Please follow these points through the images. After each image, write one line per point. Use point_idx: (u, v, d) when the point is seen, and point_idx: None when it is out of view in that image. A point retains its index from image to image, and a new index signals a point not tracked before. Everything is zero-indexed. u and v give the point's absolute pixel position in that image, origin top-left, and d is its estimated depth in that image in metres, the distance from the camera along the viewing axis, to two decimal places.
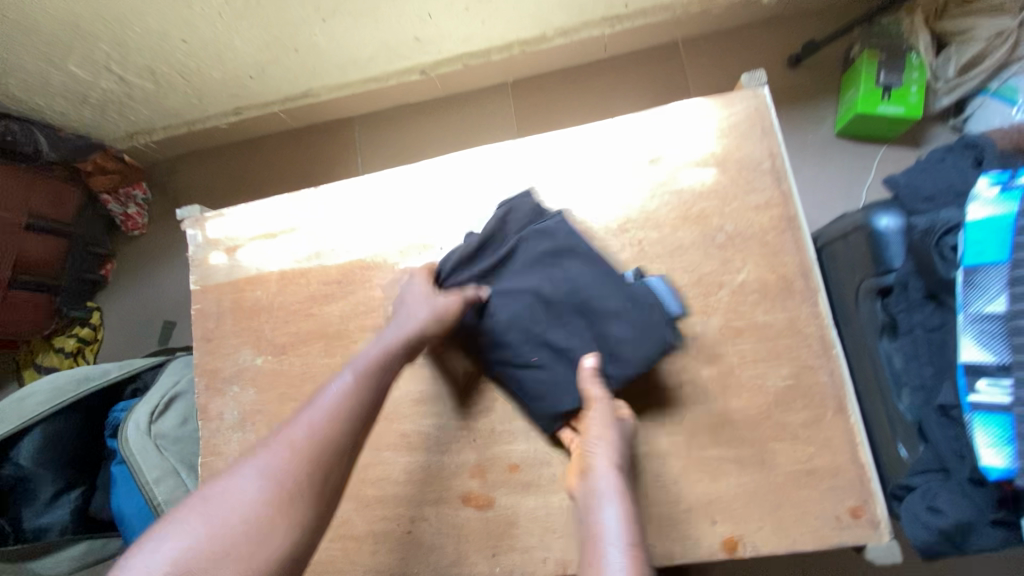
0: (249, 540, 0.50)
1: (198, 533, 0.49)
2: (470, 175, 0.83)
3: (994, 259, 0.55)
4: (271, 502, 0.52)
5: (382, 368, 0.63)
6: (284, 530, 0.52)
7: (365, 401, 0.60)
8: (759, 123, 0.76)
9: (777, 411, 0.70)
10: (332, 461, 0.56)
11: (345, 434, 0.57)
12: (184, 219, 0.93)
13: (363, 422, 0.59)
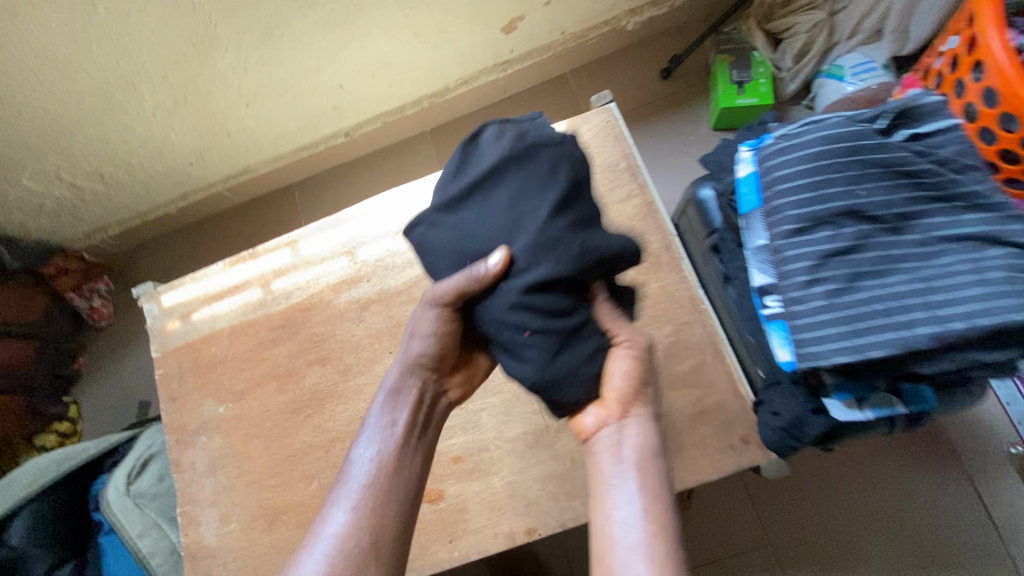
0: None
1: None
2: (383, 214, 0.97)
3: (752, 205, 0.76)
4: None
5: (387, 455, 0.66)
6: None
7: (389, 497, 0.65)
8: (611, 131, 0.91)
9: (667, 365, 0.81)
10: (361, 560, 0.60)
11: (372, 526, 0.63)
12: (139, 296, 1.03)
13: (392, 512, 0.64)
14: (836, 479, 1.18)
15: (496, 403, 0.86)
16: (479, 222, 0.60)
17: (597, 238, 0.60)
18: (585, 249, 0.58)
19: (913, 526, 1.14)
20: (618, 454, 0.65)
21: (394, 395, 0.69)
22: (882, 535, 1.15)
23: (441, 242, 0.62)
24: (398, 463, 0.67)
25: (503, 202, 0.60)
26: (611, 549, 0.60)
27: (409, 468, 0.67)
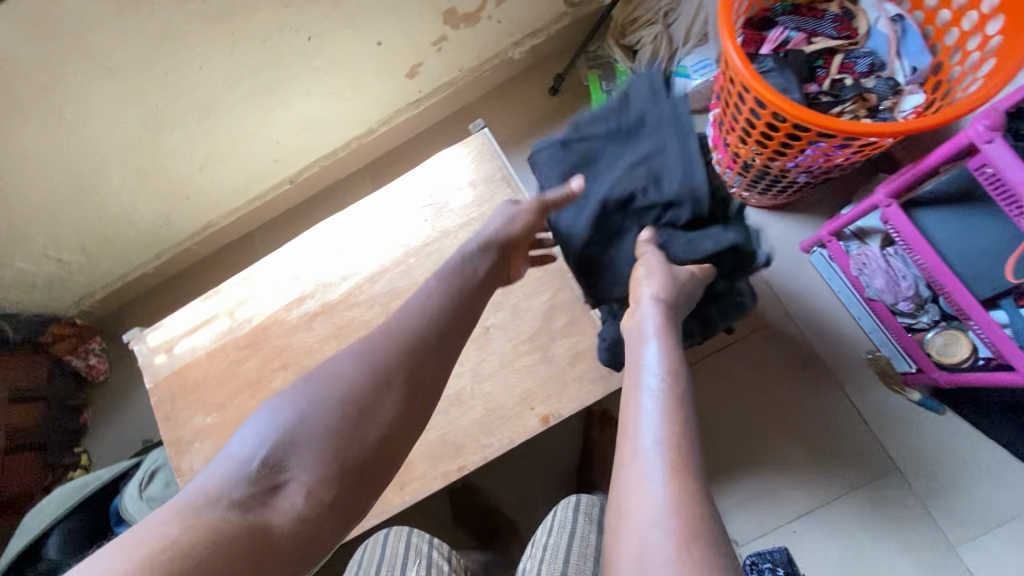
0: (354, 390, 0.70)
1: (315, 391, 0.70)
2: (319, 241, 1.20)
3: None
4: (366, 372, 0.71)
5: (463, 264, 0.85)
6: (386, 382, 0.71)
7: (453, 296, 0.81)
8: (489, 151, 1.19)
9: (548, 324, 1.07)
10: (425, 341, 0.76)
11: (439, 315, 0.78)
12: (129, 340, 1.26)
13: (454, 305, 0.80)
14: (746, 404, 1.41)
15: None
16: (581, 157, 0.95)
17: (665, 186, 0.86)
18: (651, 185, 0.87)
19: (796, 426, 1.38)
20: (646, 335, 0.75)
21: (480, 244, 0.87)
22: (774, 436, 1.38)
23: (552, 160, 0.96)
24: (460, 284, 0.82)
25: (604, 146, 0.94)
26: (630, 411, 0.68)
27: (477, 283, 0.84)
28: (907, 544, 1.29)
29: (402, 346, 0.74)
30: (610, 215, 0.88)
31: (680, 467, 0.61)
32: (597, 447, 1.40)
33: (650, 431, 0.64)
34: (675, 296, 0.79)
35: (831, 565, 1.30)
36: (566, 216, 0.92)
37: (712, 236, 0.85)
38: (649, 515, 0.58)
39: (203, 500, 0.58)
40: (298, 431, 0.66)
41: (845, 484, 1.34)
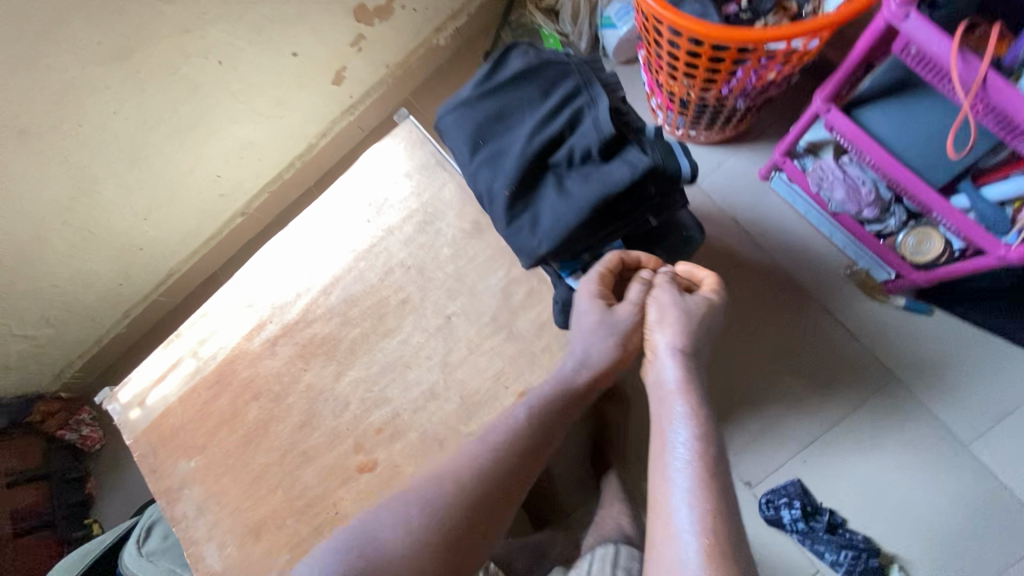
0: (455, 491, 0.92)
1: (427, 486, 0.93)
2: (267, 263, 1.16)
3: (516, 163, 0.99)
4: (465, 483, 0.92)
5: (565, 377, 0.95)
6: (478, 487, 0.92)
7: (542, 415, 0.94)
8: (418, 137, 1.14)
9: (507, 300, 1.05)
10: (518, 457, 0.93)
11: (529, 431, 0.94)
12: (102, 401, 1.24)
13: (543, 425, 0.94)
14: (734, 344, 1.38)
15: (395, 376, 1.07)
16: (494, 112, 0.83)
17: (585, 131, 0.79)
18: (571, 133, 0.80)
19: (790, 356, 1.35)
20: (676, 391, 0.86)
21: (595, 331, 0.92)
22: (768, 371, 1.36)
23: (462, 119, 0.84)
24: (550, 404, 0.95)
25: (517, 100, 0.84)
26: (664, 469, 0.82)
27: (570, 397, 0.95)
28: (921, 454, 1.26)
29: (498, 471, 0.92)
30: (532, 166, 0.79)
31: (711, 548, 0.73)
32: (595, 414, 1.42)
33: (681, 500, 0.78)
34: (692, 341, 0.88)
35: (848, 487, 1.28)
36: (486, 175, 0.80)
37: (628, 167, 0.76)
38: (684, 560, 0.74)
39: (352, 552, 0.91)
40: (409, 520, 0.92)
41: (848, 405, 1.31)
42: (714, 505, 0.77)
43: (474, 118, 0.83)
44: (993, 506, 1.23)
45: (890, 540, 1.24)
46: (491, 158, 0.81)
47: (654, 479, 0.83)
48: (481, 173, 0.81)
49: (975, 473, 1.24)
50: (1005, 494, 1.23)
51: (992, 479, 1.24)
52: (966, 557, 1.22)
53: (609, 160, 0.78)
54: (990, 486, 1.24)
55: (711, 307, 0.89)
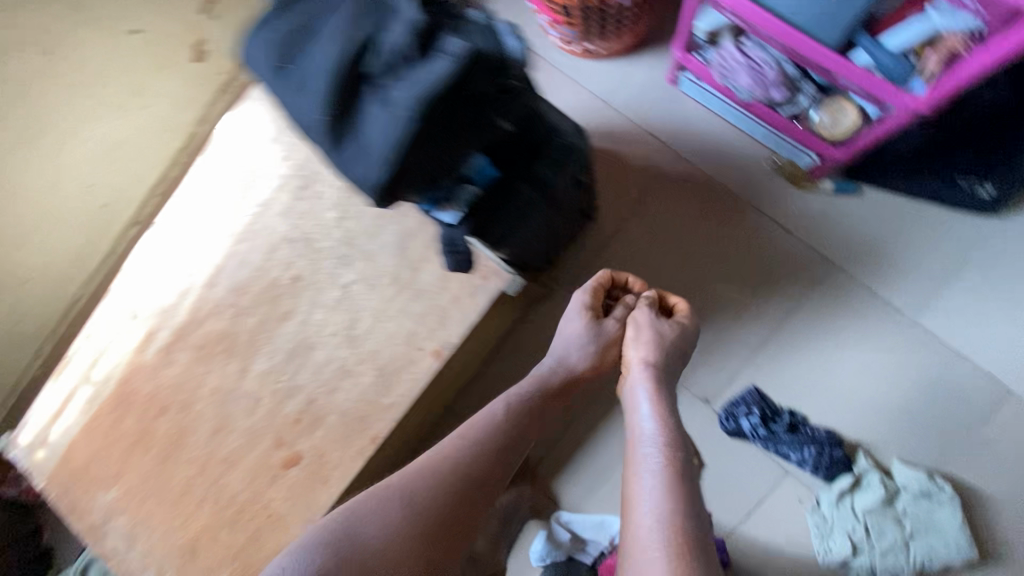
0: (436, 478, 0.89)
1: (410, 471, 0.90)
2: (144, 266, 1.05)
3: None
4: (448, 473, 0.89)
5: (544, 377, 1.02)
6: (458, 475, 0.90)
7: (525, 408, 0.99)
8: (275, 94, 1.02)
9: (405, 255, 0.95)
10: (502, 446, 0.95)
11: (512, 425, 0.96)
12: (4, 447, 1.13)
13: (524, 419, 0.98)
14: (665, 258, 1.33)
15: (304, 360, 0.98)
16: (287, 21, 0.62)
17: (399, 24, 0.60)
18: (383, 29, 0.60)
19: (726, 261, 1.30)
20: (646, 393, 0.93)
21: (580, 339, 1.03)
22: (705, 280, 1.30)
23: (253, 38, 0.64)
24: (533, 400, 1.00)
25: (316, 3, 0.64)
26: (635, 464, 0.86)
27: (552, 395, 1.02)
28: (869, 335, 1.23)
29: (484, 462, 0.92)
30: (340, 76, 0.59)
31: (677, 543, 0.75)
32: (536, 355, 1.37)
33: (649, 493, 0.81)
34: (663, 357, 0.97)
35: (803, 385, 1.25)
36: (293, 102, 0.61)
37: (453, 59, 0.58)
38: (648, 542, 0.76)
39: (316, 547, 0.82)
40: (388, 507, 0.85)
41: (790, 302, 1.27)
42: (679, 506, 0.79)
43: (266, 33, 0.62)
44: (947, 374, 1.20)
45: (852, 428, 1.22)
46: (292, 80, 0.61)
47: (627, 472, 0.87)
48: (288, 102, 0.62)
49: (925, 344, 1.21)
50: (959, 359, 1.19)
51: (943, 347, 1.20)
52: (928, 429, 1.19)
53: (426, 53, 0.59)
54: (947, 356, 1.20)
55: (681, 332, 0.99)
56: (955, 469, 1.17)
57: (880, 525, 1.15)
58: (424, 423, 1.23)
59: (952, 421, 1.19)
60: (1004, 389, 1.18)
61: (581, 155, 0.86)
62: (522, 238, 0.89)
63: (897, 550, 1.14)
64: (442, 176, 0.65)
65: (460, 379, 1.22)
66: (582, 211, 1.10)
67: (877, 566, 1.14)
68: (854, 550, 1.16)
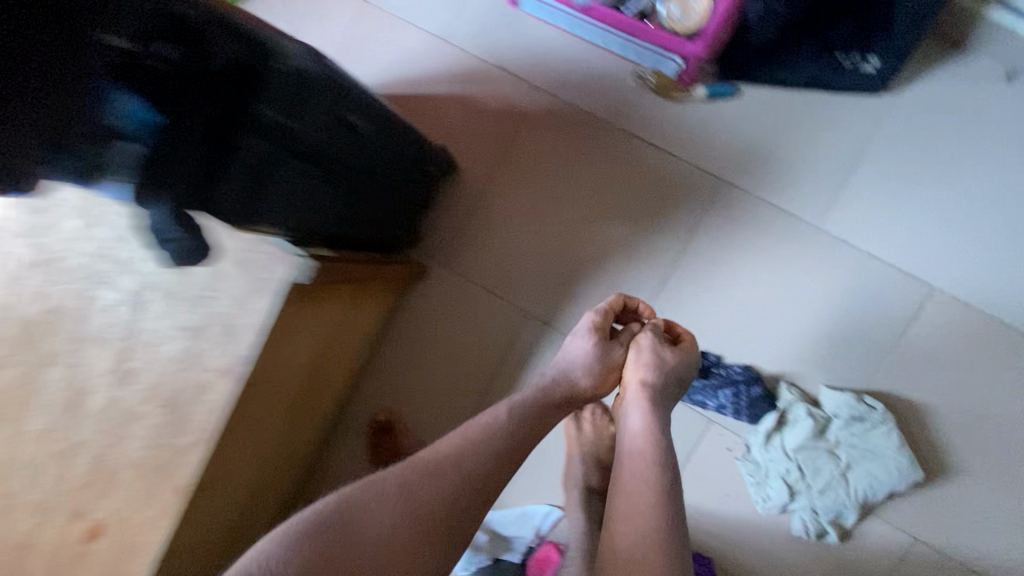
0: (448, 480, 0.65)
1: (415, 468, 0.66)
2: None
3: None
4: (462, 477, 0.66)
5: (545, 384, 0.80)
6: (472, 478, 0.66)
7: (534, 410, 0.76)
8: None
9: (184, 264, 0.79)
10: (518, 446, 0.72)
11: (523, 431, 0.73)
12: None
13: (536, 426, 0.75)
14: (529, 206, 1.16)
15: (76, 412, 0.76)
16: None
17: None
18: None
19: (600, 198, 1.13)
20: (643, 420, 0.77)
21: (582, 356, 0.83)
22: (579, 223, 1.14)
23: None
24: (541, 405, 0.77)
25: None
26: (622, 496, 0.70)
27: (558, 404, 0.79)
28: (774, 254, 1.08)
29: (497, 470, 0.69)
30: None
31: None
32: (409, 342, 1.22)
33: (639, 535, 0.65)
34: (665, 384, 0.82)
35: (711, 324, 1.10)
36: None
37: None
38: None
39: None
40: (386, 517, 0.61)
41: (683, 232, 1.11)
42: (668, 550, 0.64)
43: None
44: (863, 280, 1.06)
45: (770, 362, 1.08)
46: None
47: (613, 502, 0.70)
48: None
49: (834, 252, 1.07)
50: (870, 261, 1.06)
51: (853, 251, 1.06)
52: (851, 346, 1.06)
53: None
54: (863, 262, 1.06)
55: (690, 362, 0.85)
56: (885, 384, 1.05)
57: (815, 461, 1.03)
58: (291, 447, 1.06)
59: (875, 332, 1.05)
60: (926, 286, 1.04)
61: (324, 83, 0.75)
62: (288, 191, 0.80)
63: (837, 485, 1.02)
64: (70, 122, 0.55)
65: (316, 389, 1.04)
66: (409, 162, 1.01)
67: (818, 506, 1.02)
68: (793, 494, 1.04)
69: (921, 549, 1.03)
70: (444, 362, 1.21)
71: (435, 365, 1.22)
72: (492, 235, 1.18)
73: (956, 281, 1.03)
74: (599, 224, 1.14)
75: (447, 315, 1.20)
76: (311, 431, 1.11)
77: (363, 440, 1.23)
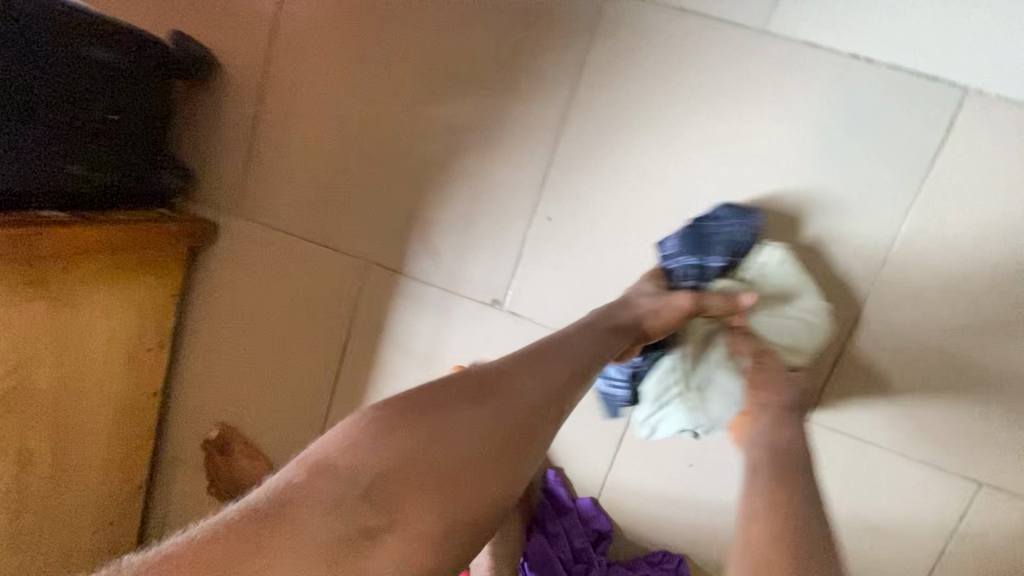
0: (458, 428, 0.43)
1: (422, 404, 0.44)
2: None
3: None
4: (467, 423, 0.44)
5: (546, 343, 0.53)
6: (487, 431, 0.44)
7: (553, 361, 0.51)
8: None
9: None
10: (542, 396, 0.48)
11: (540, 381, 0.49)
12: None
13: (555, 381, 0.50)
14: (335, 97, 0.77)
15: None
16: None
17: None
18: None
19: (433, 65, 0.74)
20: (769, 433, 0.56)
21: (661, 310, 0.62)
22: (413, 111, 0.75)
23: None
24: (560, 367, 0.51)
25: None
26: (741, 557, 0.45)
27: (580, 364, 0.53)
28: (709, 93, 0.68)
29: (520, 419, 0.46)
30: None
31: None
32: (223, 333, 0.86)
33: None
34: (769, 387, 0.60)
35: (632, 220, 0.72)
36: None
37: None
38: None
39: (332, 460, 0.40)
40: (394, 459, 0.41)
41: (566, 86, 0.71)
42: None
43: None
44: (856, 96, 0.65)
45: None
46: None
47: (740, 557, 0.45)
48: None
49: (801, 65, 0.66)
50: (861, 66, 0.65)
51: (837, 55, 0.65)
52: (848, 212, 0.67)
53: None
54: (849, 76, 0.65)
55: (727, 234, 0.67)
56: (907, 259, 0.66)
57: (715, 363, 0.68)
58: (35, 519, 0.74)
59: (884, 183, 0.65)
60: (957, 90, 0.63)
61: None
62: None
63: (728, 395, 0.66)
64: None
65: (43, 427, 0.71)
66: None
67: (695, 420, 0.68)
68: (664, 402, 0.69)
69: (985, 495, 0.68)
70: (276, 350, 0.85)
71: (265, 355, 0.85)
72: (294, 153, 0.79)
73: (1005, 60, 0.62)
74: (438, 103, 0.75)
75: (261, 284, 0.83)
76: (81, 487, 0.79)
77: (202, 472, 0.90)
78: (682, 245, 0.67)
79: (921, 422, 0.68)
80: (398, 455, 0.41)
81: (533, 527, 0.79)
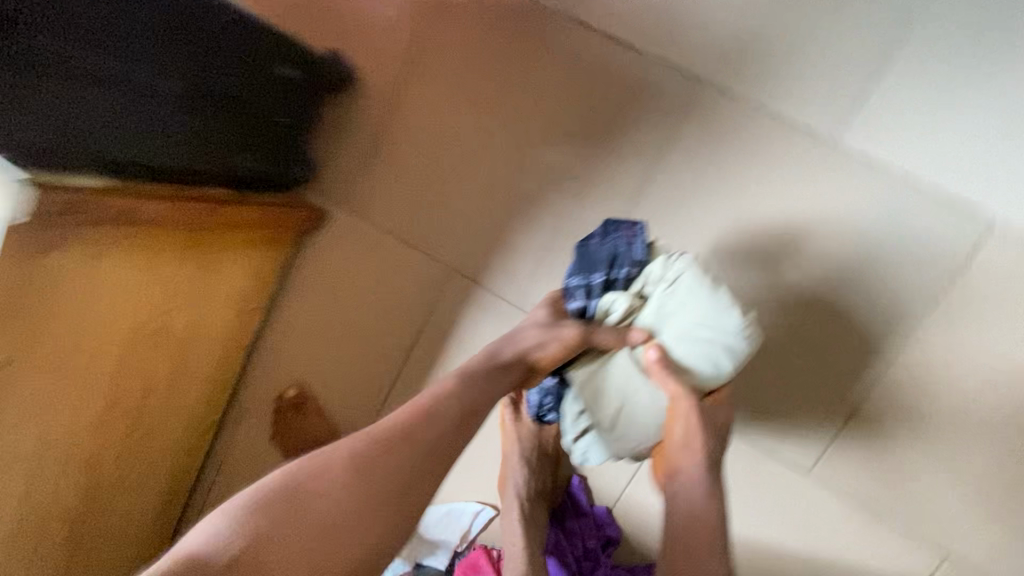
0: (335, 492, 0.53)
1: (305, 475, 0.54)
2: None
3: None
4: (347, 484, 0.53)
5: (441, 390, 0.62)
6: (363, 491, 0.53)
7: (448, 405, 0.61)
8: None
9: None
10: (427, 443, 0.57)
11: (433, 429, 0.58)
12: None
13: (444, 426, 0.59)
14: (452, 125, 0.89)
15: None
16: None
17: None
18: None
19: (542, 114, 0.86)
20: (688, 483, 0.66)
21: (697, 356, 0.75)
22: (517, 149, 0.87)
23: None
24: (452, 413, 0.60)
25: None
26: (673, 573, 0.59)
27: (470, 412, 0.62)
28: (774, 183, 0.79)
29: (401, 471, 0.55)
30: None
31: None
32: (313, 305, 0.98)
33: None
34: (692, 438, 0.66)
35: None
36: None
37: None
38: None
39: (210, 544, 0.48)
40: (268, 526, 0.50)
41: (652, 153, 0.83)
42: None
43: None
44: (898, 209, 0.76)
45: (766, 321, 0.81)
46: None
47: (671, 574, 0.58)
48: None
49: (856, 174, 0.77)
50: (908, 186, 0.76)
51: (881, 172, 0.76)
52: (876, 304, 0.78)
53: None
54: (895, 191, 0.76)
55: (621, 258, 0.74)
56: (919, 352, 0.77)
57: (621, 387, 0.72)
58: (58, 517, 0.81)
59: (911, 286, 0.76)
60: (985, 220, 0.74)
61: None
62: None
63: (642, 430, 0.71)
64: None
65: (171, 361, 0.85)
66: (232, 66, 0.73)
67: (612, 448, 0.74)
68: (583, 430, 0.75)
69: (900, 541, 0.80)
70: (357, 329, 0.97)
71: (346, 331, 0.98)
72: (407, 165, 0.91)
73: (970, 184, 0.74)
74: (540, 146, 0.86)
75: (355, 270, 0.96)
76: (123, 467, 0.87)
77: (268, 422, 1.02)
78: (573, 268, 0.75)
79: (850, 474, 0.81)
80: (274, 522, 0.50)
81: (554, 522, 0.91)
